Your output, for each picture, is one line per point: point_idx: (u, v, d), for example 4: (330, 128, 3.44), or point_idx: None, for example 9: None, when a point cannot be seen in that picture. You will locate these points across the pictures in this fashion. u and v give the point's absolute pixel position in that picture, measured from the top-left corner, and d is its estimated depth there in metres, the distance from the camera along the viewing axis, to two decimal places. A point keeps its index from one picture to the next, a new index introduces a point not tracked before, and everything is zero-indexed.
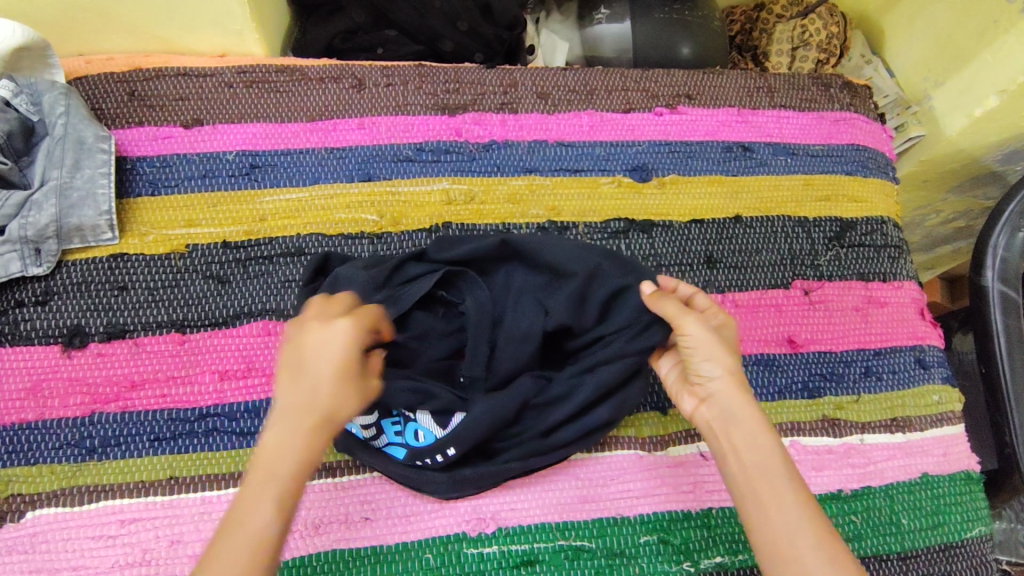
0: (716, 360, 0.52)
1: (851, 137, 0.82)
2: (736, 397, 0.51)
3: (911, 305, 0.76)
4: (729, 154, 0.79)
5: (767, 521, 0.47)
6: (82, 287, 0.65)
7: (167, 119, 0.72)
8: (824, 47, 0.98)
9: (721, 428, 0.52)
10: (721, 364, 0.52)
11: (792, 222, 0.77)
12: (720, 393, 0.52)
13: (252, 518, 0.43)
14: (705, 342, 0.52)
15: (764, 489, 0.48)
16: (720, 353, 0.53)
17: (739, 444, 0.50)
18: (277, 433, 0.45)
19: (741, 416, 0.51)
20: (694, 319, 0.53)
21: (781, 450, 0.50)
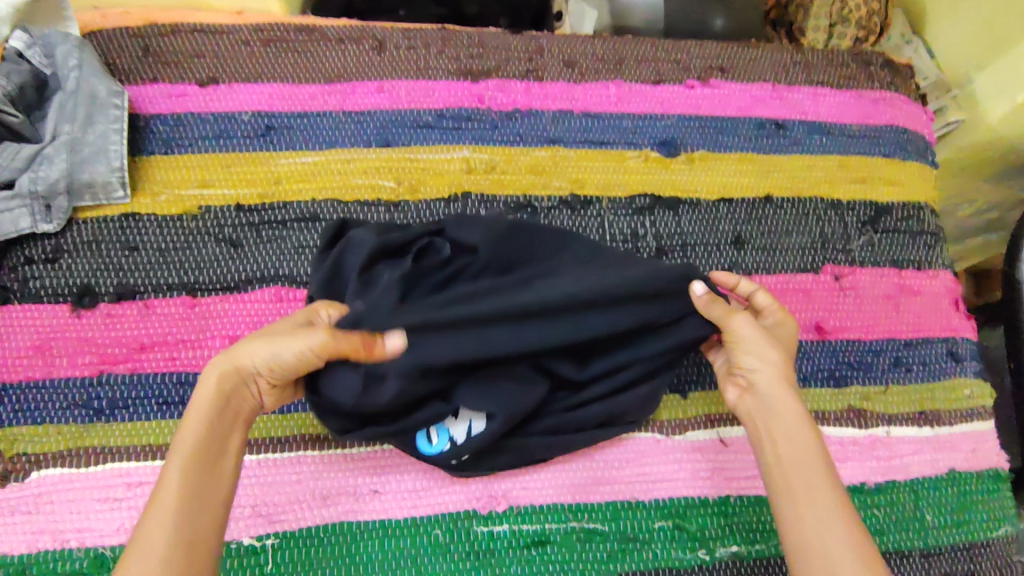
0: (763, 358, 0.53)
1: (890, 117, 0.78)
2: (780, 397, 0.52)
3: (945, 295, 0.73)
4: (762, 132, 0.75)
5: (797, 512, 0.48)
6: (93, 246, 0.64)
7: (181, 76, 0.70)
8: (863, 24, 0.94)
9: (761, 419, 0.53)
10: (768, 361, 0.53)
11: (825, 204, 0.74)
12: (763, 392, 0.53)
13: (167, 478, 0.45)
14: (752, 341, 0.54)
15: (797, 479, 0.50)
16: (769, 353, 0.53)
17: (779, 444, 0.51)
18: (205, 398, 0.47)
19: (784, 416, 0.52)
20: (744, 317, 0.53)
21: (820, 444, 0.51)
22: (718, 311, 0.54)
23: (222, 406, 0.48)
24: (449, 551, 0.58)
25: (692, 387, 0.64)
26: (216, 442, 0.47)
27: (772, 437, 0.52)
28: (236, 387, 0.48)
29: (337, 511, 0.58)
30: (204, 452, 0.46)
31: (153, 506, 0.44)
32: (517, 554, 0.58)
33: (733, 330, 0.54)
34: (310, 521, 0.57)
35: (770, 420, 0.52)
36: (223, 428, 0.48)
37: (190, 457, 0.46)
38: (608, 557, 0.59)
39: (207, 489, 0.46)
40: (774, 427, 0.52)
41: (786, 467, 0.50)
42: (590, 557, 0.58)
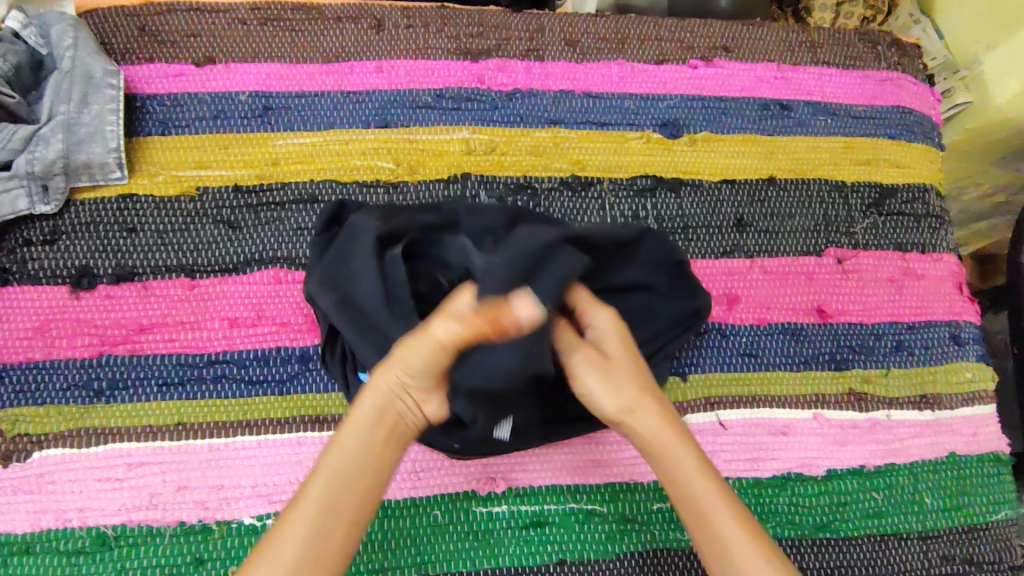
0: (625, 383, 0.46)
1: (896, 98, 0.77)
2: (663, 425, 0.46)
3: (949, 279, 0.72)
4: (766, 113, 0.74)
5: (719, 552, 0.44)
6: (91, 227, 0.64)
7: (177, 56, 0.69)
8: (871, 3, 0.93)
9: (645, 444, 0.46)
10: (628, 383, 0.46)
11: (828, 186, 0.73)
12: (643, 425, 0.46)
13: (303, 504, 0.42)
14: (616, 363, 0.46)
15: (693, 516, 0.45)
16: (627, 373, 0.46)
17: (681, 484, 0.45)
18: (358, 416, 0.44)
19: (673, 451, 0.46)
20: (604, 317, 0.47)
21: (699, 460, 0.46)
22: (569, 338, 0.45)
23: (379, 414, 0.44)
24: (449, 531, 0.58)
25: (692, 369, 0.66)
26: (365, 453, 0.43)
27: (670, 479, 0.46)
28: (391, 394, 0.43)
29: None
30: (352, 463, 0.43)
31: (289, 511, 0.42)
32: (516, 535, 0.58)
33: (581, 362, 0.45)
34: None
35: (661, 459, 0.46)
36: (374, 437, 0.44)
37: (334, 466, 0.43)
38: (606, 538, 0.59)
39: (342, 505, 0.42)
40: (667, 467, 0.46)
41: (698, 509, 0.45)
42: (589, 538, 0.59)
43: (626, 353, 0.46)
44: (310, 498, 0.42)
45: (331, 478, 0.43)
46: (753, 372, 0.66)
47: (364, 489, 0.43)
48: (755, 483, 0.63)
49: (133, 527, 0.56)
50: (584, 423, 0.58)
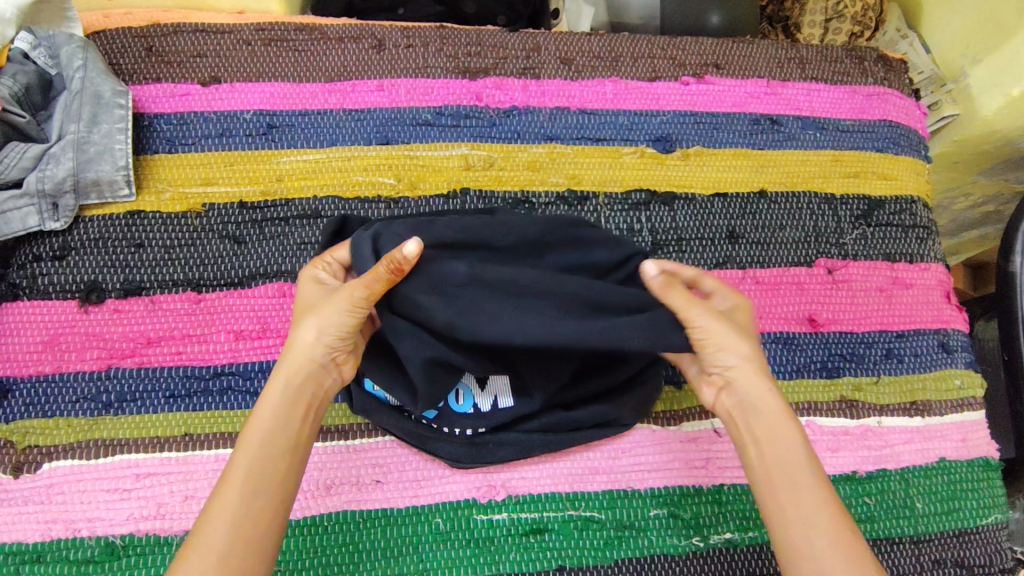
0: (735, 350, 0.52)
1: (883, 113, 0.79)
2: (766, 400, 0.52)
3: (936, 288, 0.74)
4: (757, 127, 0.77)
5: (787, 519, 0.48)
6: (100, 243, 0.65)
7: (184, 76, 0.71)
8: (858, 20, 0.96)
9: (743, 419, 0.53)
10: (757, 363, 0.53)
11: (818, 199, 0.75)
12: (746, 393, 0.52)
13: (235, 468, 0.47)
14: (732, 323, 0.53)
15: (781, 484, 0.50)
16: (756, 344, 0.54)
17: (773, 461, 0.50)
18: (277, 392, 0.50)
19: (779, 436, 0.51)
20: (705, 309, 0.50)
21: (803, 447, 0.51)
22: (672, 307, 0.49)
23: (291, 386, 0.50)
24: (450, 538, 0.59)
25: None
26: (280, 412, 0.49)
27: (760, 455, 0.51)
28: (303, 365, 0.50)
29: (341, 500, 0.59)
30: (273, 436, 0.49)
31: (226, 477, 0.47)
32: (516, 542, 0.60)
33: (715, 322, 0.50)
34: (313, 510, 0.59)
35: (765, 441, 0.51)
36: (292, 410, 0.50)
37: (259, 436, 0.48)
38: (605, 544, 0.60)
39: (266, 464, 0.48)
40: (761, 441, 0.51)
41: (782, 492, 0.49)
42: (587, 544, 0.60)
43: (755, 348, 0.53)
44: (240, 463, 0.48)
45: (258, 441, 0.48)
46: None
47: (288, 457, 0.49)
48: None
49: (140, 536, 0.58)
50: (583, 434, 0.59)
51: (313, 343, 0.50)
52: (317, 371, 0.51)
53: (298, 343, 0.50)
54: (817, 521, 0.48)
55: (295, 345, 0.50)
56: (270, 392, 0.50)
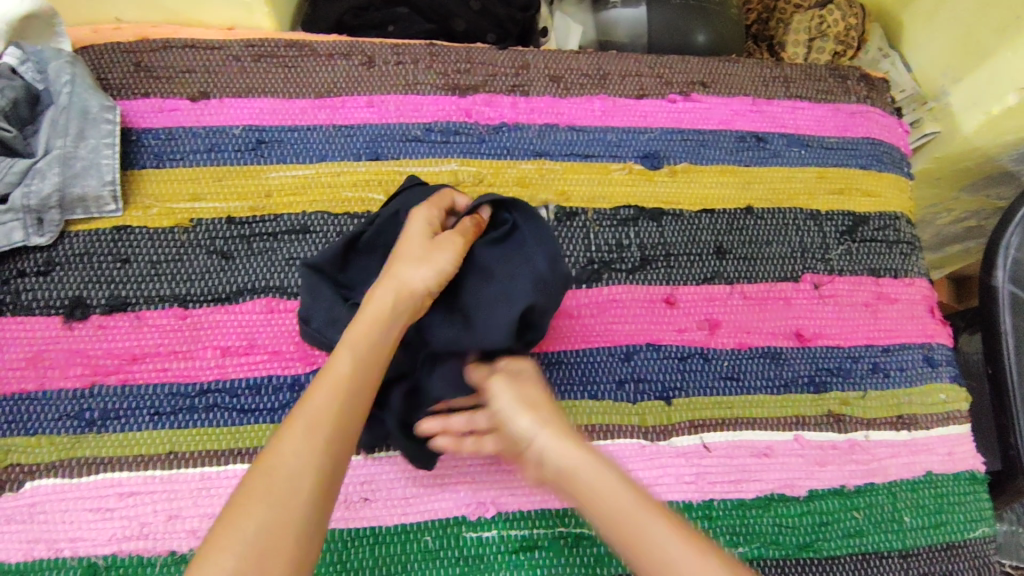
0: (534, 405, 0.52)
1: (866, 130, 0.82)
2: (571, 453, 0.49)
3: (920, 302, 0.75)
4: (742, 144, 0.78)
5: (642, 552, 0.44)
6: (85, 258, 0.64)
7: (173, 91, 0.71)
8: (841, 39, 0.98)
9: (563, 479, 0.49)
10: (574, 439, 0.51)
11: (803, 215, 0.76)
12: (563, 457, 0.49)
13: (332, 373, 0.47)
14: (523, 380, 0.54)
15: (616, 531, 0.45)
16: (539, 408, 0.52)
17: (625, 526, 0.45)
18: (377, 302, 0.50)
19: (596, 484, 0.47)
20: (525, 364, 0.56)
21: (629, 483, 0.48)
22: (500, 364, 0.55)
23: (389, 303, 0.50)
24: (439, 557, 0.58)
25: (677, 394, 0.67)
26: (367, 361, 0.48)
27: (599, 519, 0.46)
28: (410, 293, 0.51)
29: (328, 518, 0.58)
30: (367, 358, 0.48)
31: (245, 503, 0.42)
32: (506, 560, 0.59)
33: (500, 386, 0.53)
34: None
35: (598, 508, 0.47)
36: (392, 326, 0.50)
37: (362, 347, 0.49)
38: (595, 561, 0.60)
39: (325, 478, 0.44)
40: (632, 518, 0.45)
41: (631, 537, 0.45)
42: (577, 562, 0.59)
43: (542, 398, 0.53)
44: (270, 479, 0.43)
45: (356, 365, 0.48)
46: (734, 395, 0.68)
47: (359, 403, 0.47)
48: (739, 504, 0.64)
49: (123, 557, 0.57)
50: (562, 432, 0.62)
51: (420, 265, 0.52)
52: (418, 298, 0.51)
53: (343, 355, 0.48)
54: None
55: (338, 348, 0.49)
56: (341, 352, 0.48)
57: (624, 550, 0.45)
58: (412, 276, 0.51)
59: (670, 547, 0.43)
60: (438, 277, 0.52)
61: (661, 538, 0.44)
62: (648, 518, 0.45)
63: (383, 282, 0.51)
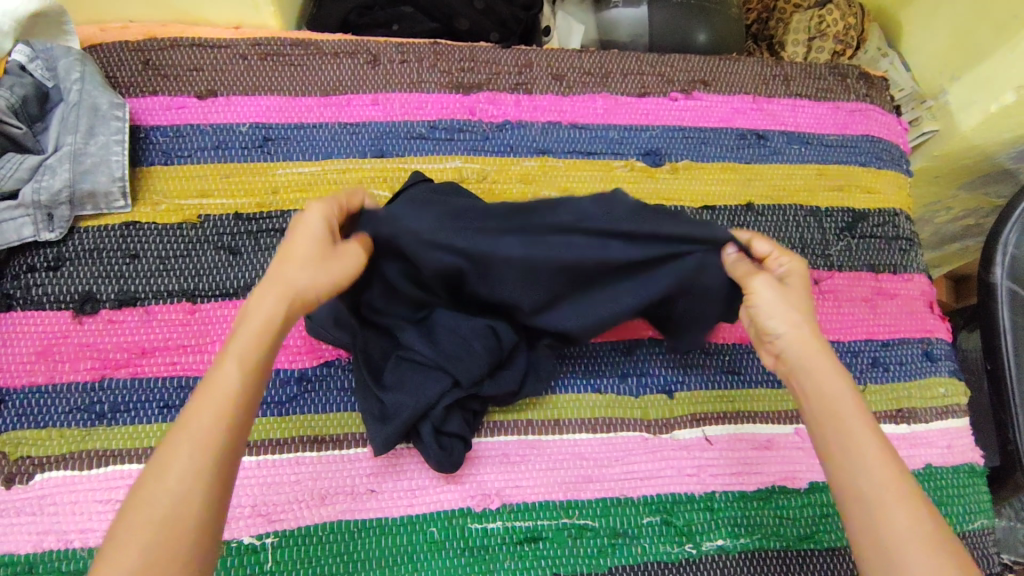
0: (793, 310, 0.49)
1: (865, 128, 0.83)
2: (822, 354, 0.48)
3: (919, 298, 0.76)
4: (743, 142, 0.79)
5: (852, 472, 0.45)
6: (95, 254, 0.65)
7: (181, 90, 0.72)
8: (840, 38, 0.99)
9: (794, 378, 0.49)
10: (816, 339, 0.49)
11: (804, 212, 0.77)
12: (804, 355, 0.48)
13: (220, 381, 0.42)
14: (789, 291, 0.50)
15: (832, 442, 0.46)
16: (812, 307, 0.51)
17: (847, 439, 0.45)
18: (259, 303, 0.45)
19: (833, 390, 0.47)
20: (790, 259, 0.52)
21: (859, 403, 0.47)
22: (744, 269, 0.50)
23: (280, 307, 0.45)
24: (445, 548, 0.59)
25: (679, 388, 0.67)
26: (254, 370, 0.43)
27: (821, 425, 0.47)
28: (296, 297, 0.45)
29: (335, 509, 0.59)
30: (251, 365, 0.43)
31: (119, 541, 0.37)
32: (510, 551, 0.60)
33: (763, 284, 0.49)
34: (308, 520, 0.59)
35: (830, 415, 0.47)
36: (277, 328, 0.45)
37: (247, 355, 0.43)
38: (599, 552, 0.60)
39: (214, 506, 0.40)
40: (847, 454, 0.45)
41: (847, 451, 0.45)
42: (581, 552, 0.60)
43: (803, 297, 0.51)
44: (154, 505, 0.38)
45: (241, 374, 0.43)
46: (736, 389, 0.67)
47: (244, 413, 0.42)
48: (740, 496, 0.64)
49: None
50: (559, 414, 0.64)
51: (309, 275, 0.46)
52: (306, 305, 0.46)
53: (227, 366, 0.43)
54: (925, 533, 0.42)
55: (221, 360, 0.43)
56: (225, 361, 0.43)
57: (828, 461, 0.46)
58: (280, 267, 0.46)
59: (886, 490, 0.43)
60: (322, 286, 0.46)
61: (877, 467, 0.44)
62: (868, 440, 0.45)
63: (265, 283, 0.46)
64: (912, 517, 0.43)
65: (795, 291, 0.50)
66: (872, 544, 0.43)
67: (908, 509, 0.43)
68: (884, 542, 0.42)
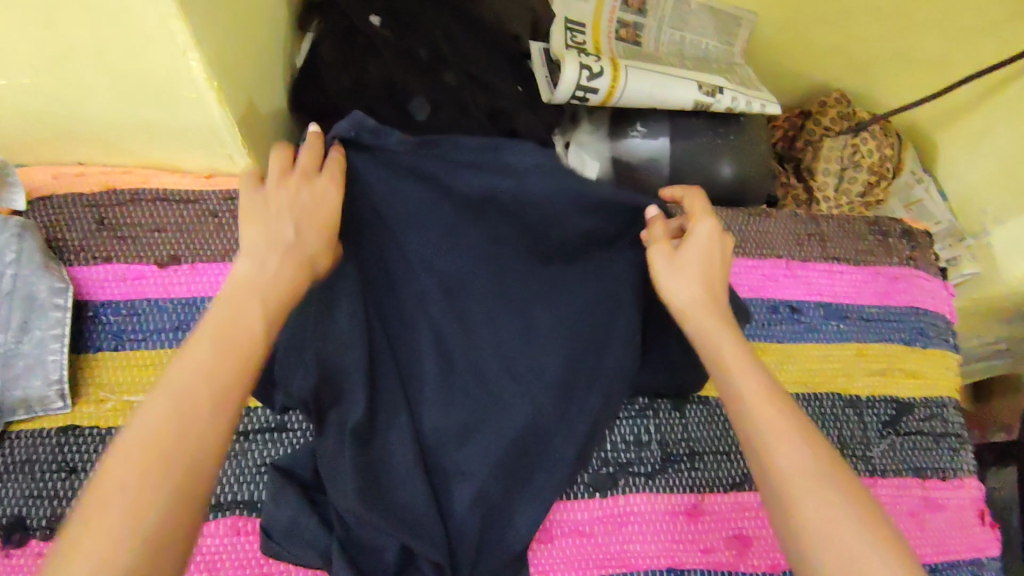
0: (692, 278, 0.52)
1: (909, 298, 0.74)
2: (718, 326, 0.50)
3: (970, 508, 0.69)
4: (775, 315, 0.70)
5: (755, 431, 0.44)
6: (25, 468, 0.56)
7: (139, 255, 0.63)
8: (875, 169, 0.93)
9: (705, 344, 0.49)
10: (719, 314, 0.51)
11: (842, 402, 0.69)
12: (705, 322, 0.50)
13: (212, 345, 0.40)
14: (685, 261, 0.53)
15: (735, 407, 0.46)
16: (712, 272, 0.53)
17: (748, 404, 0.45)
18: (238, 289, 0.43)
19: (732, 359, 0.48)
20: (706, 224, 0.54)
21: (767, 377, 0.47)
22: (655, 236, 0.53)
23: (280, 279, 0.44)
24: None
25: None
26: (250, 330, 0.41)
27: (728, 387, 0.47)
28: (297, 267, 0.45)
29: None
30: (243, 321, 0.41)
31: (98, 507, 0.33)
32: None
33: (660, 258, 0.53)
34: None
35: (729, 378, 0.47)
36: (274, 283, 0.44)
37: (248, 319, 0.41)
38: None
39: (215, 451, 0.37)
40: (747, 422, 0.44)
41: (745, 410, 0.45)
42: None
43: (704, 256, 0.53)
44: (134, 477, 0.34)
45: (230, 337, 0.40)
46: None
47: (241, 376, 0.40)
48: None
49: None
50: None
51: (307, 254, 0.46)
52: (306, 259, 0.46)
53: (226, 334, 0.40)
54: (833, 495, 0.40)
55: (207, 330, 0.40)
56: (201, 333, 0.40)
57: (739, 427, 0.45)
58: (277, 233, 0.45)
59: (785, 442, 0.42)
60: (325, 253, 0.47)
61: (773, 421, 0.44)
62: (771, 406, 0.44)
63: (259, 255, 0.44)
64: (814, 475, 0.41)
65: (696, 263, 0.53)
66: (781, 512, 0.41)
67: (804, 462, 0.42)
68: (793, 520, 0.40)
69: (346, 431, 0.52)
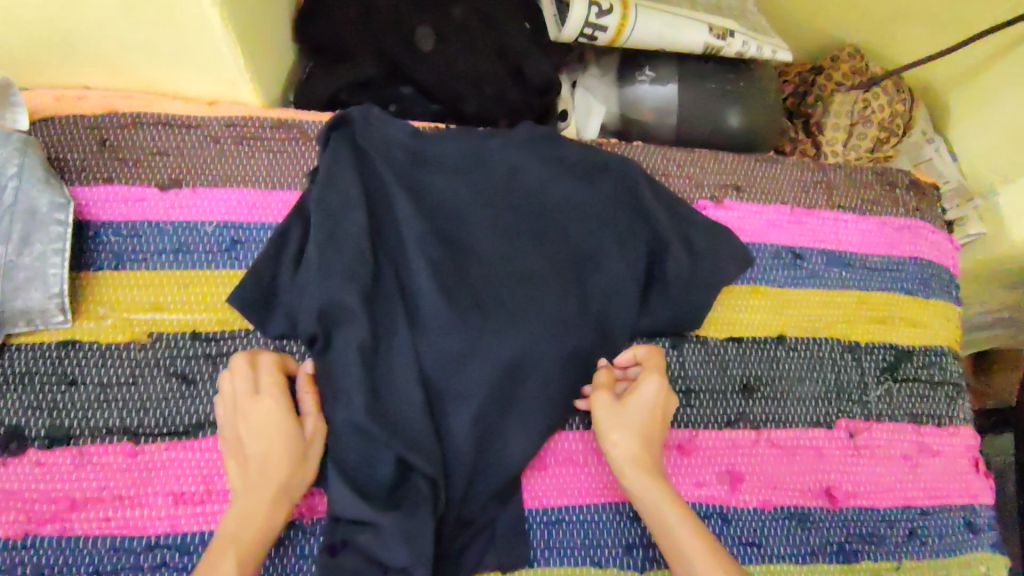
0: (638, 401, 0.58)
1: (913, 249, 0.74)
2: (646, 420, 0.58)
3: (964, 455, 0.69)
4: (778, 261, 0.70)
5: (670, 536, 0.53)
6: (25, 379, 0.57)
7: (140, 178, 0.62)
8: (885, 126, 0.91)
9: (631, 467, 0.57)
10: (652, 428, 0.58)
11: (841, 347, 0.69)
12: (631, 442, 0.57)
13: (259, 471, 0.52)
14: (629, 412, 0.58)
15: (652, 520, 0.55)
16: (651, 422, 0.58)
17: (662, 524, 0.54)
18: (265, 426, 0.53)
19: (650, 487, 0.56)
20: (651, 381, 0.59)
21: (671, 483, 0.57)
22: (601, 381, 0.60)
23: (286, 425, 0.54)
24: None
25: None
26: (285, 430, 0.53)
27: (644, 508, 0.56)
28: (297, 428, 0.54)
29: None
30: (275, 442, 0.53)
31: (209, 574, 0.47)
32: None
33: (603, 406, 0.58)
34: None
35: (650, 509, 0.55)
36: (288, 428, 0.54)
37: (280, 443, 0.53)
38: None
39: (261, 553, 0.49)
40: (662, 527, 0.54)
41: (658, 522, 0.55)
42: None
43: (645, 413, 0.58)
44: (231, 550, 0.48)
45: (271, 459, 0.52)
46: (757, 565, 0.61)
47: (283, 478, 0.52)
48: None
49: None
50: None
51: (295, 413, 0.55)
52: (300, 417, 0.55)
53: (270, 451, 0.53)
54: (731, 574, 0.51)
55: (248, 460, 0.53)
56: (247, 464, 0.53)
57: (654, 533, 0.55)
58: (272, 427, 0.53)
59: (692, 544, 0.52)
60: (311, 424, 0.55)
61: (679, 528, 0.53)
62: (677, 515, 0.54)
63: (265, 419, 0.53)
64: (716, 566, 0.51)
65: (638, 403, 0.58)
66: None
67: (705, 549, 0.52)
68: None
69: (345, 348, 0.53)
